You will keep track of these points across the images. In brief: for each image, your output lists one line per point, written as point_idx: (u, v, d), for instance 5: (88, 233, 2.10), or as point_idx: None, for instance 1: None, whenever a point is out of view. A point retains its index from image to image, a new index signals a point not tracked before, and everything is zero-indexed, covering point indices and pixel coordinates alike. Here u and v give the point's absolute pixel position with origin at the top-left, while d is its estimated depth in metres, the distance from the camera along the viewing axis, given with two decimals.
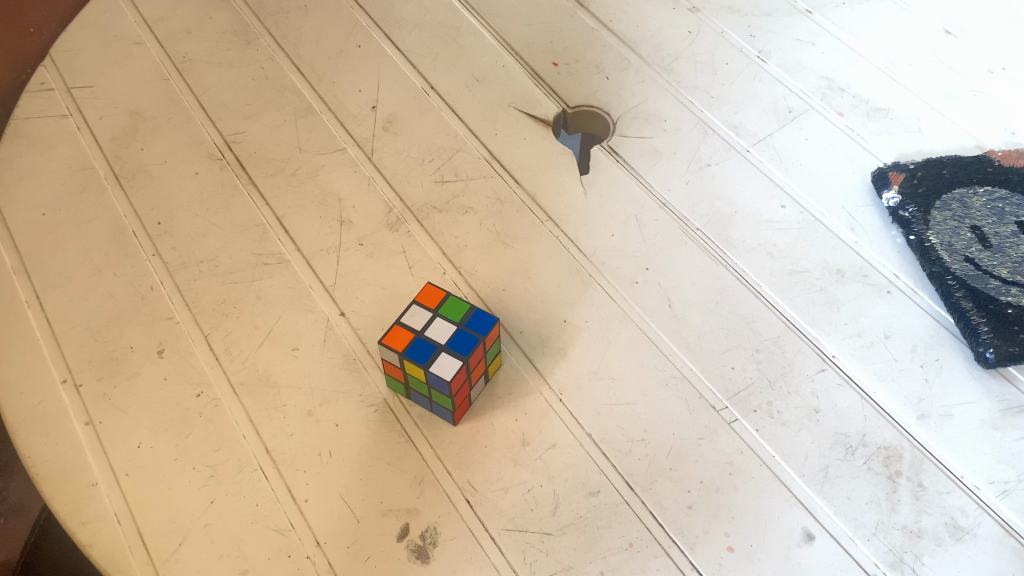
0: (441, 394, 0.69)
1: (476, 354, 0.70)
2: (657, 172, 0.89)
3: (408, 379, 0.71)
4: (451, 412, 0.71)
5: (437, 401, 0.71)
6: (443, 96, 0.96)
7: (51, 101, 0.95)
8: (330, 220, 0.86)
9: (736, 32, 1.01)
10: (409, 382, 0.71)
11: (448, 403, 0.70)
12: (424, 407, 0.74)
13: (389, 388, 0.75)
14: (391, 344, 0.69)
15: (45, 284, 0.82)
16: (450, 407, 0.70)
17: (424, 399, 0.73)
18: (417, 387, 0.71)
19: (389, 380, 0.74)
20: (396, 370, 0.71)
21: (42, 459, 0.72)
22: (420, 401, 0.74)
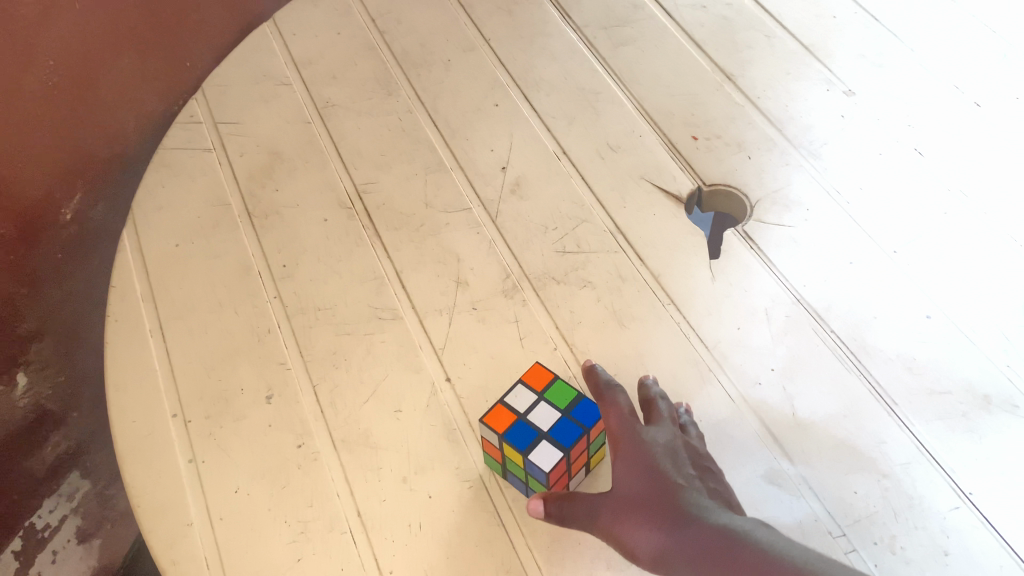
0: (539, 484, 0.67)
1: (578, 446, 0.68)
2: (792, 264, 0.85)
3: (506, 461, 0.69)
4: None
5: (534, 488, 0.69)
6: (574, 162, 0.94)
7: (198, 134, 0.99)
8: (447, 280, 0.85)
9: (894, 120, 0.95)
10: (506, 464, 0.69)
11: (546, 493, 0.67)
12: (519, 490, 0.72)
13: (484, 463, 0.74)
14: (492, 424, 0.68)
15: (168, 314, 0.84)
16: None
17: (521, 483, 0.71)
18: (514, 470, 0.69)
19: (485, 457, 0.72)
20: (494, 451, 0.69)
21: (144, 492, 0.73)
22: (516, 483, 0.72)
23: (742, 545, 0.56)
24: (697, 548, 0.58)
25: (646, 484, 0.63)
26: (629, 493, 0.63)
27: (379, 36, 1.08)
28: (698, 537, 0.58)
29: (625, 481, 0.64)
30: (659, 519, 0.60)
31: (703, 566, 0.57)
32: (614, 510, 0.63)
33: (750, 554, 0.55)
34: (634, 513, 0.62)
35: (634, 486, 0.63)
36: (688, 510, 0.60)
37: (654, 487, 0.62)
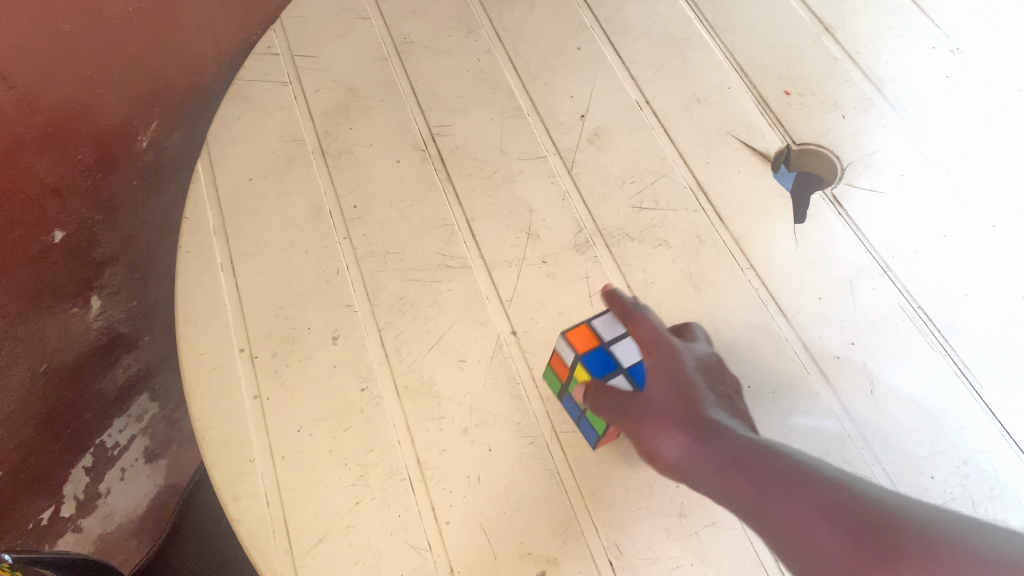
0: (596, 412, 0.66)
1: None
2: (883, 233, 0.80)
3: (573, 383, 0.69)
4: (597, 437, 0.68)
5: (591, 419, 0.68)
6: (658, 113, 0.91)
7: (275, 66, 0.97)
8: (519, 231, 0.83)
9: (1004, 84, 0.89)
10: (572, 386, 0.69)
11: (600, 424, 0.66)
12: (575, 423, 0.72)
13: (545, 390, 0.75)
14: (574, 343, 0.67)
15: (239, 249, 0.84)
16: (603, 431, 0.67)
17: (578, 414, 0.70)
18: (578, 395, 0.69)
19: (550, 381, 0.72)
20: (564, 371, 0.70)
21: (209, 426, 0.74)
22: (573, 413, 0.71)
23: (778, 457, 0.59)
24: (730, 453, 0.60)
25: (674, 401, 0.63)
26: (659, 399, 0.64)
27: None
28: (730, 445, 0.60)
29: (657, 387, 0.65)
30: (685, 428, 0.62)
31: (732, 471, 0.59)
32: (641, 414, 0.63)
33: (778, 473, 0.57)
34: (666, 418, 0.63)
35: (664, 393, 0.64)
36: (711, 423, 0.62)
37: (684, 395, 0.64)
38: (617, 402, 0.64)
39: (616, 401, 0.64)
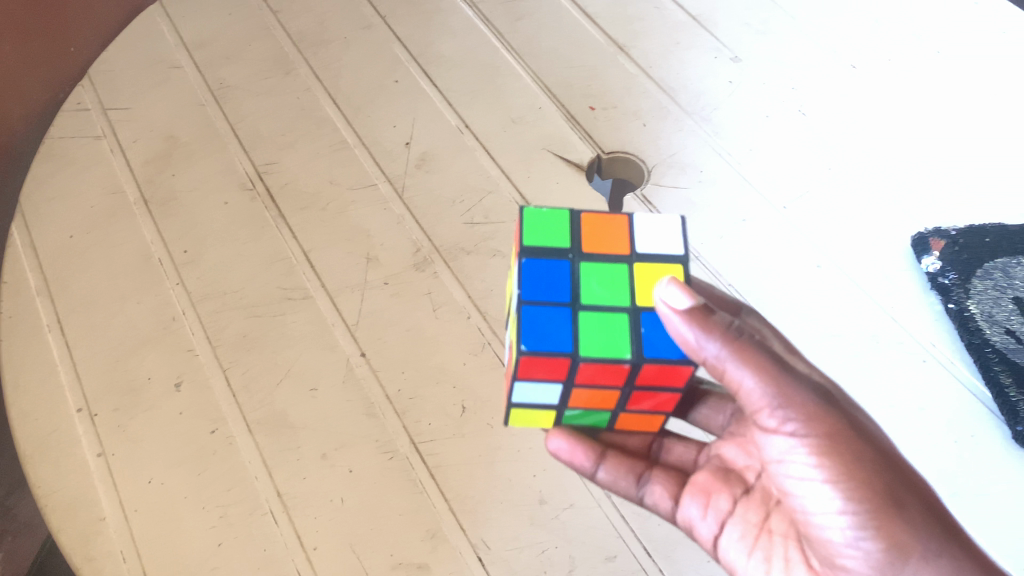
0: (637, 337, 0.57)
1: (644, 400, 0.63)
2: (690, 224, 0.88)
3: (622, 274, 0.60)
4: (584, 348, 0.56)
5: (590, 323, 0.58)
6: (478, 136, 0.95)
7: (87, 122, 0.95)
8: (358, 257, 0.85)
9: (778, 84, 1.00)
10: (615, 275, 0.60)
11: (620, 349, 0.56)
12: (526, 296, 0.58)
13: (526, 226, 0.60)
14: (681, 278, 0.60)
15: (67, 308, 0.82)
16: (590, 353, 0.56)
17: (564, 298, 0.58)
18: (606, 308, 0.59)
19: (567, 229, 0.61)
20: (623, 252, 0.61)
21: (52, 490, 0.71)
22: (549, 285, 0.59)
23: None
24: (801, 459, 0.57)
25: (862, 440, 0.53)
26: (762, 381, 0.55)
27: (272, 16, 1.06)
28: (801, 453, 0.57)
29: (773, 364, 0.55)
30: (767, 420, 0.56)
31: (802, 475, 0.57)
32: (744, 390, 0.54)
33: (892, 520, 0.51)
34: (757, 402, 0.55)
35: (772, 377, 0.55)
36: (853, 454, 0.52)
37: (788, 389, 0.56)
38: (769, 385, 0.53)
39: (768, 384, 0.53)
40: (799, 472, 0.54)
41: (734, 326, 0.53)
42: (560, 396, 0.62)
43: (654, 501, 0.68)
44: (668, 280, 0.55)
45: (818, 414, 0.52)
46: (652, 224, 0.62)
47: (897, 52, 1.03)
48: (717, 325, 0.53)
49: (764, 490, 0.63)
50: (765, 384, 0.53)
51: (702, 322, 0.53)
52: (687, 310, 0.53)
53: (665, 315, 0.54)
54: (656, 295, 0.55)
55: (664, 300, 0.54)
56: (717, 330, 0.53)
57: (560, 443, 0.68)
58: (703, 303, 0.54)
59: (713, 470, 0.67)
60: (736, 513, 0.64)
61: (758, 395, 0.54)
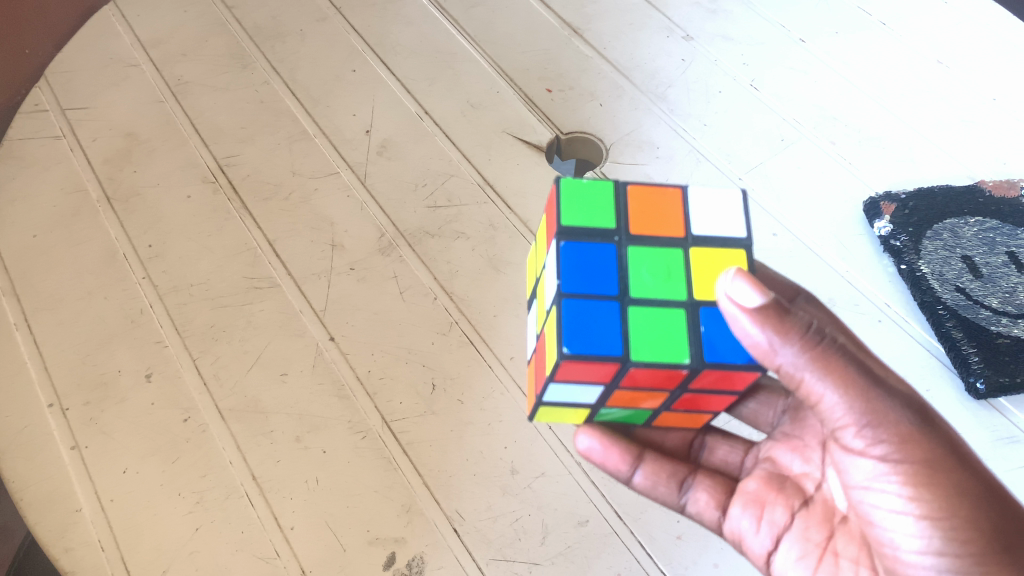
0: (695, 339, 0.56)
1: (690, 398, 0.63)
2: None
3: (674, 261, 0.59)
4: (637, 351, 0.55)
5: (641, 319, 0.57)
6: (438, 121, 0.96)
7: (45, 122, 0.95)
8: (323, 244, 0.86)
9: (730, 61, 1.02)
10: (666, 264, 0.59)
11: (679, 353, 0.55)
12: (571, 290, 0.56)
13: (569, 212, 0.59)
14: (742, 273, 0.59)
15: (34, 306, 0.82)
16: (643, 357, 0.55)
17: (613, 292, 0.57)
18: (660, 307, 0.57)
19: (612, 212, 0.60)
20: (674, 241, 0.60)
21: (27, 485, 0.72)
22: (596, 274, 0.58)
23: None
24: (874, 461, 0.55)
25: (963, 469, 0.51)
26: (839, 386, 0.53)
27: (228, 12, 1.06)
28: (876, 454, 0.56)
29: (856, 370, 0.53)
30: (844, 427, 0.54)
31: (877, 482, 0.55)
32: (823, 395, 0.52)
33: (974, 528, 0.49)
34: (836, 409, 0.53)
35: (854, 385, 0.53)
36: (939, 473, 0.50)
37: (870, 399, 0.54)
38: (858, 399, 0.51)
39: (858, 398, 0.51)
40: (888, 497, 0.52)
41: (815, 329, 0.51)
42: (601, 394, 0.62)
43: (697, 509, 0.69)
44: (733, 274, 0.53)
45: (911, 439, 0.51)
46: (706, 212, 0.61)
47: (842, 26, 1.06)
48: (795, 327, 0.51)
49: (824, 502, 0.63)
50: (852, 396, 0.51)
51: (778, 321, 0.51)
52: (759, 309, 0.51)
53: (729, 311, 0.52)
54: (721, 291, 0.53)
55: (730, 296, 0.52)
56: (795, 332, 0.51)
57: (591, 445, 0.70)
58: (774, 298, 0.51)
59: (769, 482, 0.67)
60: (793, 528, 0.63)
61: (843, 409, 0.52)
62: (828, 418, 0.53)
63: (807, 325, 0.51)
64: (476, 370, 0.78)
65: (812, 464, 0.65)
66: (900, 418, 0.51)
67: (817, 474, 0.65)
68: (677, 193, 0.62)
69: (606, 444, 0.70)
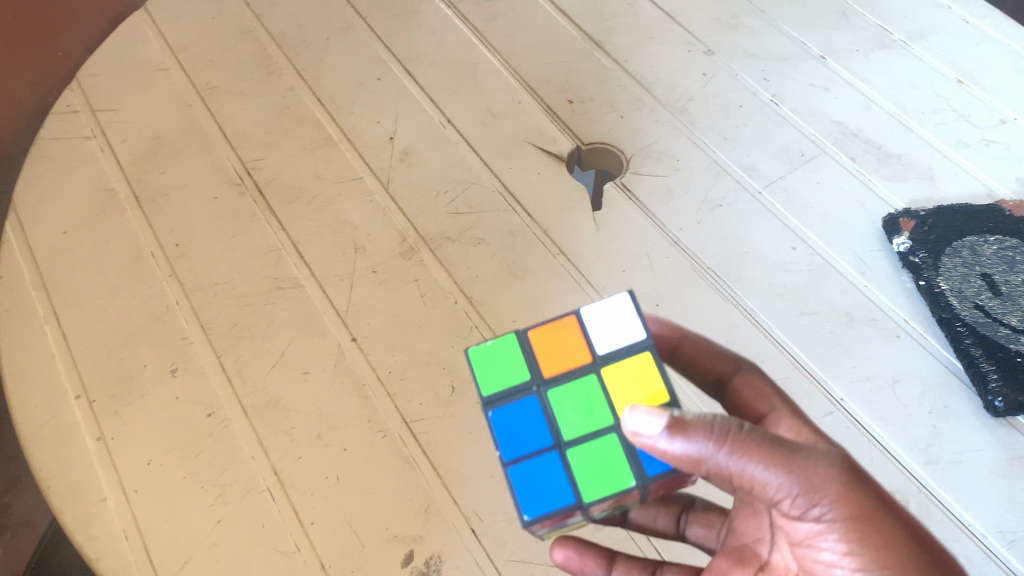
0: (634, 457, 0.58)
1: (658, 494, 0.64)
2: (668, 210, 0.91)
3: (592, 389, 0.61)
4: (589, 494, 0.58)
5: (583, 459, 0.59)
6: (459, 130, 0.98)
7: (75, 123, 0.98)
8: (345, 247, 0.88)
9: (751, 76, 1.03)
10: (586, 394, 0.61)
11: (624, 478, 0.58)
12: (509, 457, 0.59)
13: (479, 377, 0.61)
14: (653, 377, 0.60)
15: (61, 301, 0.84)
16: (594, 496, 0.58)
17: (548, 442, 0.60)
18: (596, 439, 0.60)
19: (520, 363, 0.62)
20: (583, 367, 0.61)
21: (53, 474, 0.74)
22: (526, 432, 0.60)
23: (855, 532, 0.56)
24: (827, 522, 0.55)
25: (888, 519, 0.52)
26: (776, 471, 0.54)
27: (255, 19, 1.08)
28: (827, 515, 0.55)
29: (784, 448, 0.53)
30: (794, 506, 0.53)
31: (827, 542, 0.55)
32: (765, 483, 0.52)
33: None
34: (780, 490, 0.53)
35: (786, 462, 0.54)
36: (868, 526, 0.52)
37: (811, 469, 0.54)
38: (783, 469, 0.52)
39: (782, 466, 0.52)
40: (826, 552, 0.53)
41: (718, 422, 0.53)
42: (582, 518, 0.64)
43: None
44: (630, 409, 0.55)
45: (838, 497, 0.52)
46: (602, 324, 0.62)
47: (863, 44, 1.07)
48: (703, 429, 0.53)
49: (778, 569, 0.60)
50: (778, 467, 0.52)
51: (683, 430, 0.53)
52: (662, 427, 0.53)
53: (647, 443, 0.54)
54: (626, 430, 0.55)
55: (636, 430, 0.54)
56: (705, 433, 0.53)
57: (566, 554, 0.67)
58: (671, 414, 0.54)
59: (728, 552, 0.65)
60: None
61: (779, 483, 0.52)
62: (766, 497, 0.53)
63: (713, 422, 0.53)
64: None
65: (761, 528, 0.62)
66: (825, 477, 0.52)
67: (768, 537, 0.61)
68: (572, 319, 0.63)
69: (580, 552, 0.67)
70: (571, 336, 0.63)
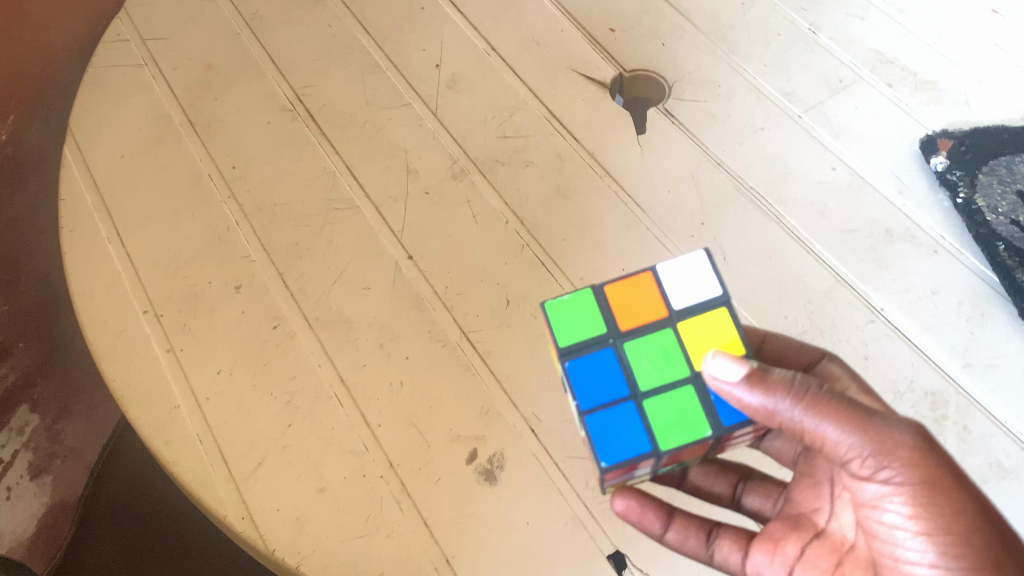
0: (709, 408, 0.61)
1: (719, 449, 0.67)
2: (712, 134, 0.93)
3: (668, 343, 0.64)
4: (666, 442, 0.60)
5: (659, 410, 0.61)
6: (504, 58, 0.99)
7: (127, 53, 0.99)
8: (397, 170, 0.90)
9: (789, 5, 1.04)
10: (662, 348, 0.64)
11: (700, 427, 0.60)
12: (588, 406, 0.61)
13: (558, 329, 0.64)
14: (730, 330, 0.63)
15: (124, 222, 0.87)
16: (672, 444, 0.60)
17: (625, 393, 0.62)
18: (672, 391, 0.62)
19: (598, 317, 0.64)
20: (660, 321, 0.64)
21: (127, 383, 0.76)
22: (604, 383, 0.62)
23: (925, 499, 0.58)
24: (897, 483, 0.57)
25: (960, 488, 0.53)
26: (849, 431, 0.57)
27: None
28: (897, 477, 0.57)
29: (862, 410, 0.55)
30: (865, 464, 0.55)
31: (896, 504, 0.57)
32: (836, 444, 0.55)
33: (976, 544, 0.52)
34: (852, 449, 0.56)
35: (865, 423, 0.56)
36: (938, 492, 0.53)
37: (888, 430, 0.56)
38: (855, 432, 0.54)
39: (855, 430, 0.54)
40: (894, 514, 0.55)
41: (798, 380, 0.56)
42: (648, 472, 0.66)
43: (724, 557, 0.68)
44: (713, 356, 0.59)
45: (912, 462, 0.53)
46: (678, 280, 0.65)
47: None
48: (781, 385, 0.56)
49: (837, 536, 0.64)
50: (850, 431, 0.54)
51: (762, 383, 0.56)
52: (742, 377, 0.57)
53: (724, 389, 0.58)
54: (706, 373, 0.59)
55: (717, 375, 0.58)
56: (782, 389, 0.56)
57: (628, 504, 0.67)
58: (755, 366, 0.57)
59: (782, 519, 0.69)
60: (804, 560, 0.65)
61: (847, 445, 0.55)
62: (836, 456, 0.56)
63: (792, 380, 0.56)
64: (548, 288, 0.82)
65: (821, 499, 0.67)
66: (899, 442, 0.54)
67: (827, 508, 0.66)
68: (649, 275, 0.66)
69: (643, 503, 0.67)
70: (647, 292, 0.65)
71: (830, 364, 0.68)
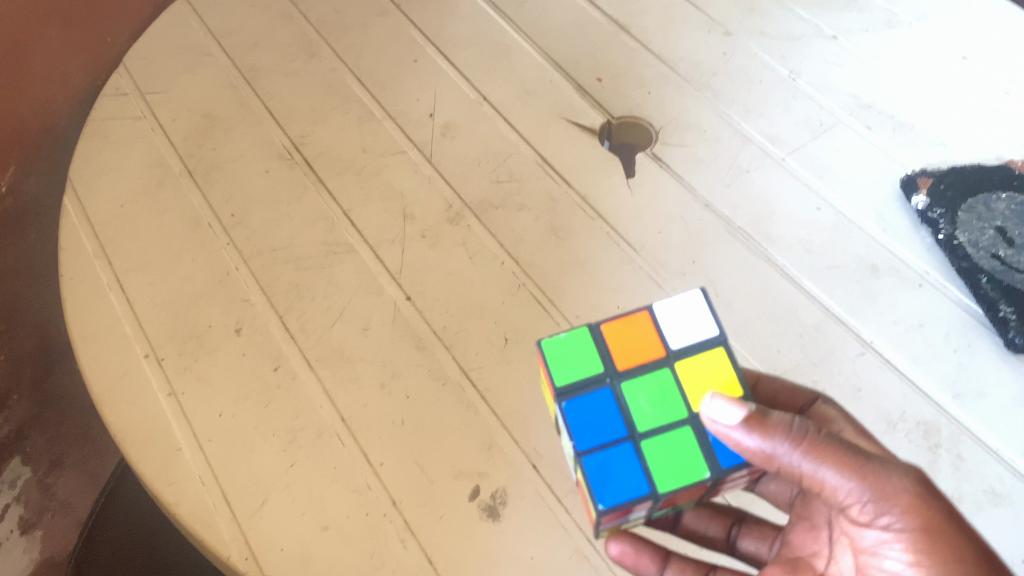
0: (707, 451, 0.62)
1: (713, 492, 0.68)
2: (700, 176, 0.96)
3: (666, 383, 0.65)
4: (664, 485, 0.61)
5: (656, 451, 0.62)
6: (495, 105, 1.02)
7: (127, 105, 1.01)
8: (395, 214, 0.92)
9: (769, 53, 1.08)
10: (659, 388, 0.65)
11: (698, 471, 0.61)
12: (585, 447, 0.62)
13: (555, 369, 0.64)
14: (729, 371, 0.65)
15: (124, 268, 0.88)
16: (670, 487, 0.61)
17: (623, 434, 0.63)
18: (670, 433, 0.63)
19: (596, 357, 0.65)
20: (657, 361, 0.65)
21: (128, 426, 0.77)
22: (601, 423, 0.63)
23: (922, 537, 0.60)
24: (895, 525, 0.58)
25: (959, 534, 0.55)
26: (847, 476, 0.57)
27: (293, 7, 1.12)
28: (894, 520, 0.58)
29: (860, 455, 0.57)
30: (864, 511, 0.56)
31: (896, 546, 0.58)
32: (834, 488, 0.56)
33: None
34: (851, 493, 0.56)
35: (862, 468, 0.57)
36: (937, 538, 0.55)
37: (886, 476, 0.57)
38: (854, 476, 0.55)
39: (853, 474, 0.55)
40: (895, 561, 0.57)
41: (796, 423, 0.57)
42: (642, 515, 0.67)
43: None
44: (712, 399, 0.60)
45: (909, 508, 0.55)
46: (674, 320, 0.67)
47: (873, 24, 1.12)
48: (779, 429, 0.57)
49: None
50: (848, 474, 0.55)
51: (761, 426, 0.57)
52: (741, 420, 0.57)
53: (722, 431, 0.58)
54: (704, 416, 0.60)
55: (716, 417, 0.59)
56: (781, 431, 0.57)
57: (622, 548, 0.68)
58: (753, 409, 0.58)
59: (780, 562, 0.67)
60: None
61: (846, 488, 0.55)
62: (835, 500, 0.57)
63: (790, 423, 0.57)
64: (545, 324, 0.83)
65: (819, 542, 0.66)
66: (898, 487, 0.55)
67: (826, 552, 0.65)
68: (645, 316, 0.67)
69: (636, 547, 0.68)
70: (644, 333, 0.67)
71: (824, 405, 0.70)
